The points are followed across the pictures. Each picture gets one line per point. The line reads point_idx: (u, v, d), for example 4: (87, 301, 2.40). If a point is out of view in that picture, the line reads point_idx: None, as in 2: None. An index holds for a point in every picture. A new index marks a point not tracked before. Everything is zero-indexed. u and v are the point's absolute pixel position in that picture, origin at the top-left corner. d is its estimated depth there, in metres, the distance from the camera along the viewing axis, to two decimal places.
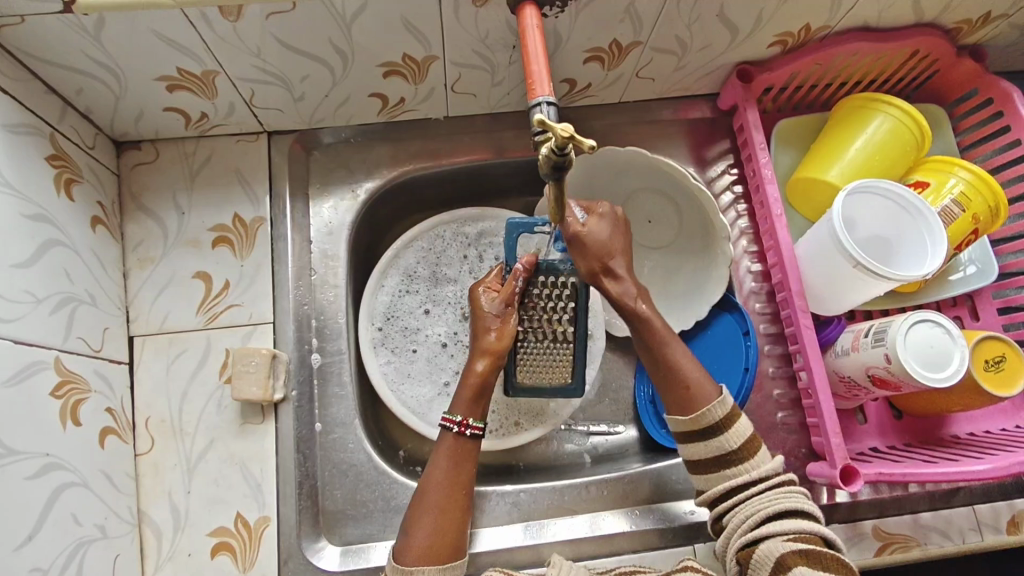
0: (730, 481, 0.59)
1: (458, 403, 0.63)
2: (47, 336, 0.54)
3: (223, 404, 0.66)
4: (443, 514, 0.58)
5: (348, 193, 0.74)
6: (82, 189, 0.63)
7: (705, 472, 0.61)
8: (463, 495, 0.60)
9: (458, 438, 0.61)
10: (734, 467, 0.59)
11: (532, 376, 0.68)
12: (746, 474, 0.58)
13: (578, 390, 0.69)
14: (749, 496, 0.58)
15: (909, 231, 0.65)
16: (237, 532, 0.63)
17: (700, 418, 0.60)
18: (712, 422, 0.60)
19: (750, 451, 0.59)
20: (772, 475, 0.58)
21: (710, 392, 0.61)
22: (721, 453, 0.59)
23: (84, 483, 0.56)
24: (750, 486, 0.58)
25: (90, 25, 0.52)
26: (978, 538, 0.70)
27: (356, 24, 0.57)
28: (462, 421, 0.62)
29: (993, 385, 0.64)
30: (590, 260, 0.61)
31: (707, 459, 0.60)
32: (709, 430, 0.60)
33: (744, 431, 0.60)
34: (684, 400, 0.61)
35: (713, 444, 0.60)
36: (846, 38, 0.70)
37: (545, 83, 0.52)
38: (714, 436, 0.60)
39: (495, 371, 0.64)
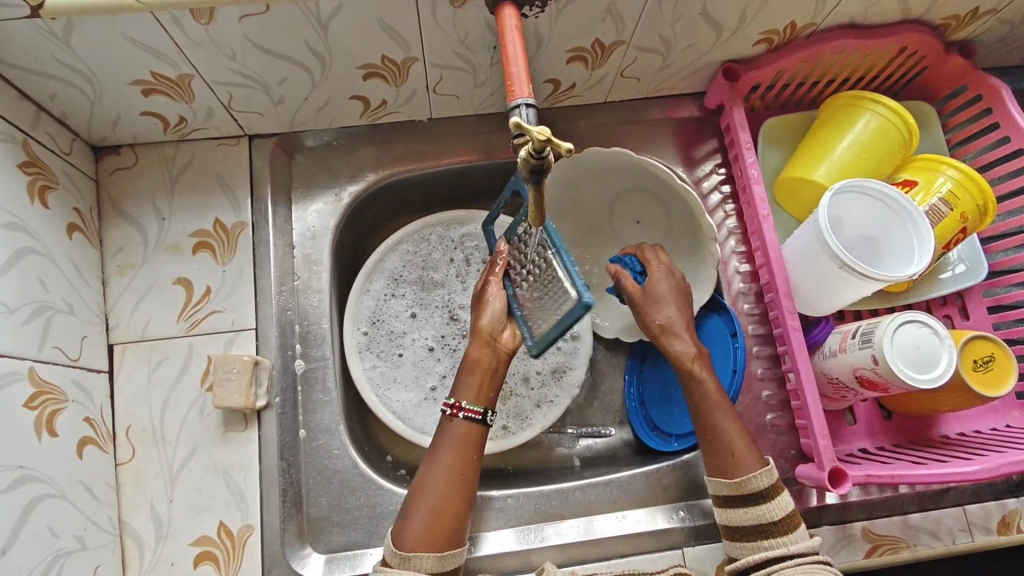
0: (766, 552, 0.57)
1: (461, 386, 0.60)
2: (20, 347, 0.53)
3: (204, 412, 0.65)
4: (444, 499, 0.57)
5: (332, 197, 0.74)
6: (58, 196, 0.62)
7: (740, 539, 0.59)
8: (467, 481, 0.58)
9: (450, 421, 0.59)
10: (771, 538, 0.57)
11: (541, 321, 0.57)
12: (784, 547, 0.56)
13: (583, 299, 0.50)
14: (780, 567, 0.55)
15: (897, 231, 0.64)
16: (221, 541, 0.63)
17: (744, 483, 0.59)
18: (755, 490, 0.58)
19: (789, 523, 0.57)
20: (807, 552, 0.56)
21: (753, 459, 0.60)
22: (758, 523, 0.58)
23: (60, 495, 0.55)
24: (784, 558, 0.56)
25: (59, 29, 0.51)
26: (968, 539, 0.69)
27: (332, 26, 0.56)
28: (455, 403, 0.60)
29: (982, 385, 0.63)
30: (650, 314, 0.66)
31: (746, 526, 0.58)
32: (752, 496, 0.58)
33: (787, 504, 0.58)
34: (729, 463, 0.60)
35: (752, 512, 0.58)
36: (832, 35, 0.69)
37: (524, 84, 0.51)
38: (756, 504, 0.58)
39: (485, 348, 0.61)
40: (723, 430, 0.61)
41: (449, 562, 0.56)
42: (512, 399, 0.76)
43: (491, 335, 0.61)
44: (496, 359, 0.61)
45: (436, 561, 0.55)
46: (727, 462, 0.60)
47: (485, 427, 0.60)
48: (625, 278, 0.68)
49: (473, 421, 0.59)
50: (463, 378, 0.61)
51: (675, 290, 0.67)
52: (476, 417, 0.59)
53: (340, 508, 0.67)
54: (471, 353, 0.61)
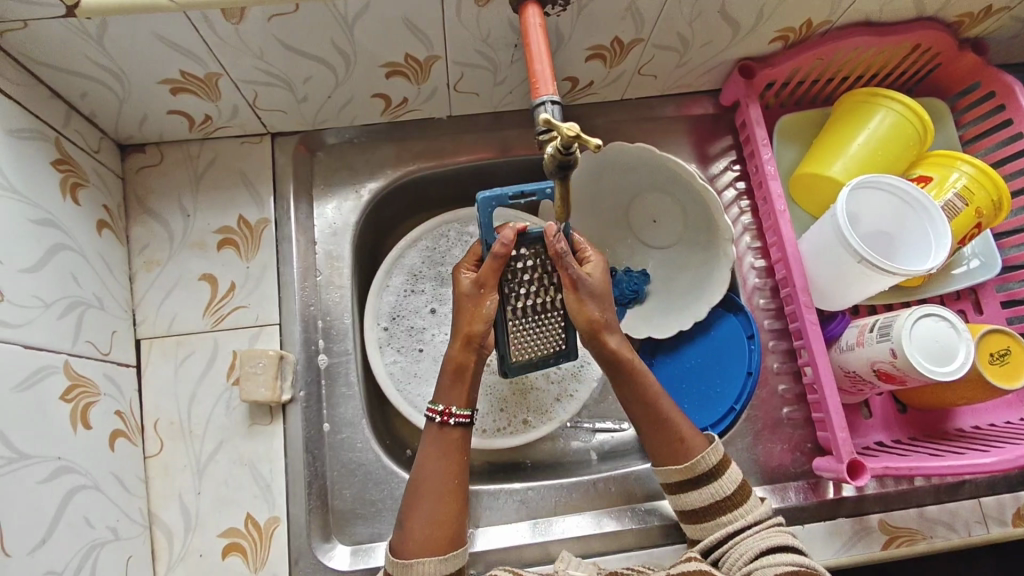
0: (724, 527, 0.59)
1: (440, 392, 0.61)
2: (56, 340, 0.54)
3: (231, 405, 0.66)
4: (439, 503, 0.58)
5: (353, 194, 0.75)
6: (88, 194, 0.63)
7: (699, 521, 0.61)
8: (457, 487, 0.59)
9: (442, 428, 0.59)
10: (730, 513, 0.59)
11: (525, 351, 0.62)
12: (742, 518, 0.58)
13: (572, 355, 0.65)
14: (744, 536, 0.57)
15: (912, 226, 0.65)
16: (248, 533, 0.64)
17: (694, 466, 0.60)
18: (706, 469, 0.60)
19: (741, 496, 0.60)
20: (764, 518, 0.58)
21: (699, 440, 0.62)
22: (713, 500, 0.60)
23: (95, 486, 0.56)
24: (742, 530, 0.58)
25: (93, 30, 0.52)
26: (984, 531, 0.70)
27: (358, 26, 0.57)
28: (444, 410, 0.60)
29: (998, 378, 0.64)
30: (585, 307, 0.60)
31: (703, 507, 0.60)
32: (702, 477, 0.60)
33: (736, 476, 0.60)
34: (681, 449, 0.61)
35: (706, 491, 0.60)
36: (848, 32, 0.70)
37: (549, 82, 0.52)
38: (708, 483, 0.60)
39: (471, 352, 0.60)
40: (671, 418, 0.62)
41: (452, 564, 0.56)
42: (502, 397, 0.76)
43: (477, 341, 0.60)
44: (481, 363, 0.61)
45: (439, 564, 0.55)
46: (679, 448, 0.61)
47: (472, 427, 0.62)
48: (571, 263, 0.59)
49: (463, 424, 0.60)
50: (450, 382, 0.61)
51: (603, 282, 0.61)
52: (465, 422, 0.60)
53: (364, 501, 0.68)
54: (455, 358, 0.60)
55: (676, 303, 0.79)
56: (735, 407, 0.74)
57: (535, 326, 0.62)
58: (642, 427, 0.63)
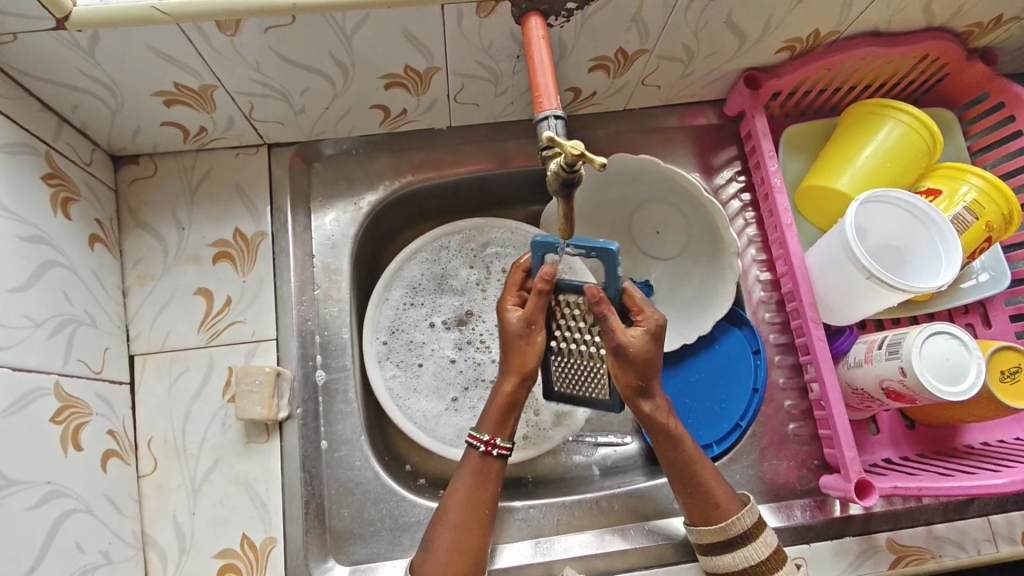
0: None
1: (484, 421, 0.59)
2: (46, 361, 0.53)
3: (226, 423, 0.65)
4: (462, 533, 0.56)
5: (351, 205, 0.73)
6: (80, 208, 0.61)
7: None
8: (485, 514, 0.58)
9: (484, 458, 0.58)
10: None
11: (568, 386, 0.62)
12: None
13: (616, 408, 0.61)
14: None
15: (922, 241, 0.64)
16: (244, 553, 0.62)
17: (729, 529, 0.59)
18: (740, 532, 0.59)
19: (776, 560, 0.58)
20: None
21: (735, 503, 0.60)
22: (745, 564, 0.58)
23: (86, 510, 0.55)
24: None
25: (84, 43, 0.51)
26: (993, 549, 0.69)
27: (356, 37, 0.56)
28: (489, 440, 0.58)
29: (1010, 396, 0.63)
30: (621, 372, 0.56)
31: (735, 571, 0.59)
32: (737, 540, 0.59)
33: (771, 540, 0.59)
34: (717, 513, 0.60)
35: (739, 555, 0.59)
36: (855, 42, 0.68)
37: (552, 97, 0.51)
38: (741, 546, 0.59)
39: (522, 389, 0.58)
40: (706, 483, 0.60)
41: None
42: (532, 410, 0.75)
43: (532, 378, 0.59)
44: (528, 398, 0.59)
45: None
46: (716, 511, 0.60)
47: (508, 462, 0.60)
48: (612, 324, 0.54)
49: (505, 457, 0.59)
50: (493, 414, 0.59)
51: (649, 347, 0.56)
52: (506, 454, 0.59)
53: (363, 520, 0.66)
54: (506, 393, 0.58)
55: (681, 316, 0.77)
56: (740, 424, 0.73)
57: (579, 369, 0.60)
58: (676, 489, 0.61)
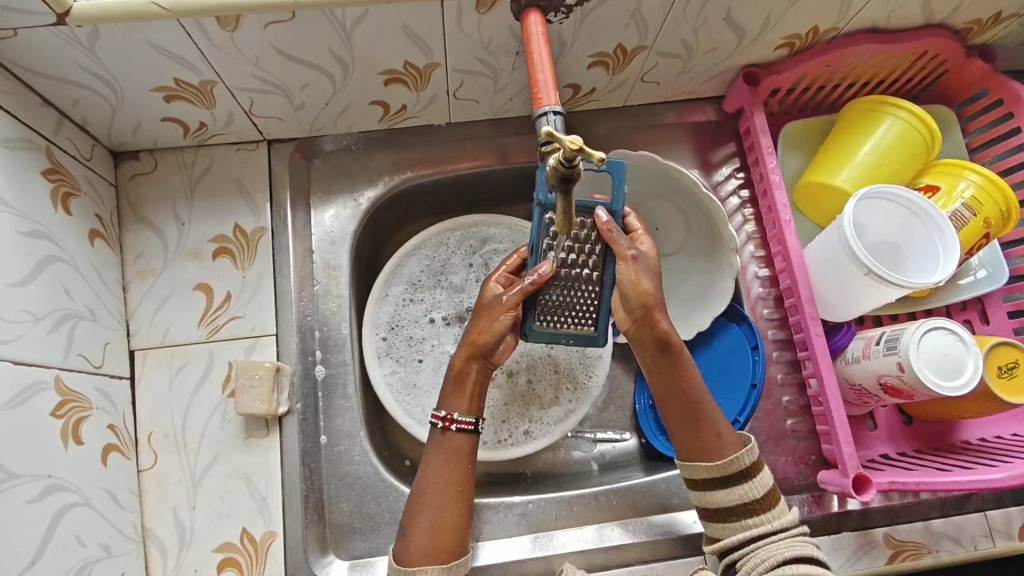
0: (751, 531, 0.57)
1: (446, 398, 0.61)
2: (46, 355, 0.53)
3: (226, 418, 0.65)
4: (441, 512, 0.57)
5: (350, 201, 0.73)
6: (80, 203, 0.62)
7: (720, 520, 0.58)
8: (461, 494, 0.58)
9: (444, 434, 0.59)
10: (756, 517, 0.57)
11: (551, 321, 0.62)
12: (768, 523, 0.57)
13: (601, 341, 0.63)
14: (766, 543, 0.56)
15: (920, 237, 0.64)
16: (244, 547, 0.63)
17: (727, 465, 0.58)
18: (739, 470, 0.58)
19: (771, 500, 0.58)
20: (791, 527, 0.57)
21: (735, 440, 0.60)
22: (741, 502, 0.57)
23: (87, 503, 0.55)
24: (770, 535, 0.56)
25: (84, 38, 0.51)
26: (990, 545, 0.69)
27: (356, 33, 0.56)
28: (446, 415, 0.60)
29: (1007, 392, 0.63)
30: (639, 282, 0.58)
31: (730, 507, 0.58)
32: (734, 477, 0.58)
33: (769, 480, 0.58)
34: (717, 445, 0.59)
35: (735, 491, 0.57)
36: (854, 39, 0.68)
37: (551, 92, 0.51)
38: (739, 483, 0.58)
39: (474, 362, 0.61)
40: (709, 411, 0.60)
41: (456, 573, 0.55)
42: (536, 406, 0.76)
43: (483, 350, 0.61)
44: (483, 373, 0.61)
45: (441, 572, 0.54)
46: (715, 444, 0.59)
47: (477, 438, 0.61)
48: (623, 241, 0.58)
49: (467, 432, 0.60)
50: (453, 389, 0.61)
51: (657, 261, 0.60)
52: (468, 428, 0.60)
53: (362, 514, 0.67)
54: (458, 365, 0.61)
55: (680, 313, 0.77)
56: (739, 420, 0.72)
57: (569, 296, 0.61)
58: (676, 418, 0.60)
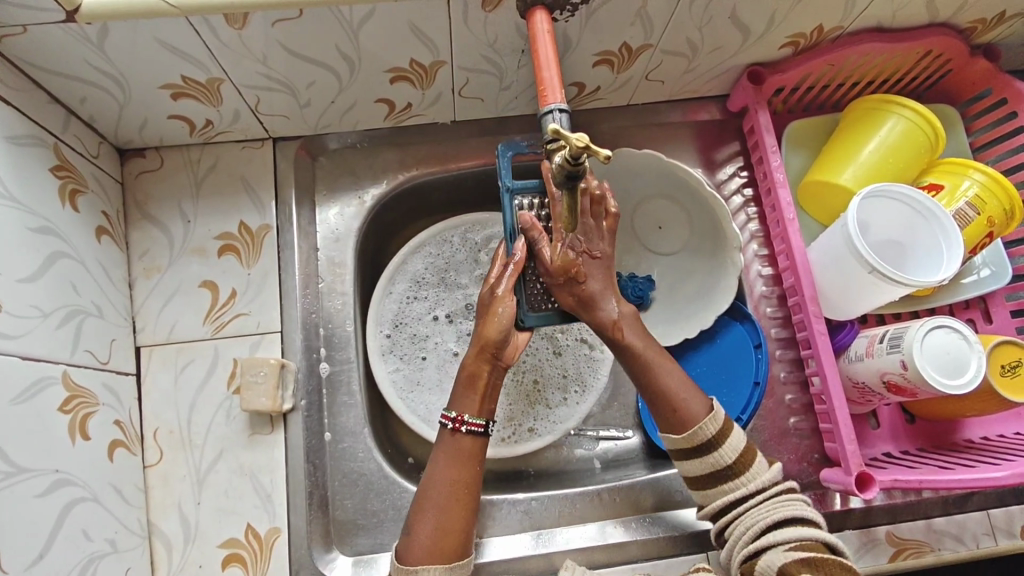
0: (729, 496, 0.58)
1: (456, 399, 0.60)
2: (54, 351, 0.54)
3: (231, 415, 0.65)
4: (446, 513, 0.56)
5: (355, 199, 0.74)
6: (87, 200, 0.62)
7: (702, 488, 0.60)
8: (468, 495, 0.58)
9: (455, 435, 0.58)
10: (731, 482, 0.58)
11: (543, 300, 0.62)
12: (744, 488, 0.58)
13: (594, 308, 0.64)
14: (748, 509, 0.58)
15: (924, 235, 0.65)
16: (248, 543, 0.63)
17: (694, 436, 0.58)
18: (704, 440, 0.58)
19: (743, 463, 0.58)
20: (768, 486, 0.58)
21: (699, 407, 0.60)
22: (713, 470, 0.58)
23: (94, 498, 0.55)
24: (748, 501, 0.58)
25: (93, 35, 0.51)
26: (992, 543, 0.69)
27: (363, 31, 0.56)
28: (456, 417, 0.59)
29: (1010, 390, 0.64)
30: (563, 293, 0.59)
31: (705, 476, 0.59)
32: (701, 448, 0.58)
33: (737, 445, 0.58)
34: (679, 420, 0.59)
35: (706, 461, 0.58)
36: (857, 39, 0.69)
37: (557, 90, 0.51)
38: (708, 454, 0.58)
39: (486, 363, 0.60)
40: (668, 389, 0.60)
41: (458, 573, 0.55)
42: (542, 403, 0.76)
43: (492, 350, 0.60)
44: (494, 374, 0.60)
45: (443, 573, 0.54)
46: (681, 416, 0.59)
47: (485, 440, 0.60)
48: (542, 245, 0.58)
49: (476, 434, 0.59)
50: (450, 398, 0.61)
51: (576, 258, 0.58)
52: (479, 431, 0.59)
53: (366, 511, 0.67)
54: (470, 367, 0.60)
55: (684, 312, 0.77)
56: (742, 418, 0.72)
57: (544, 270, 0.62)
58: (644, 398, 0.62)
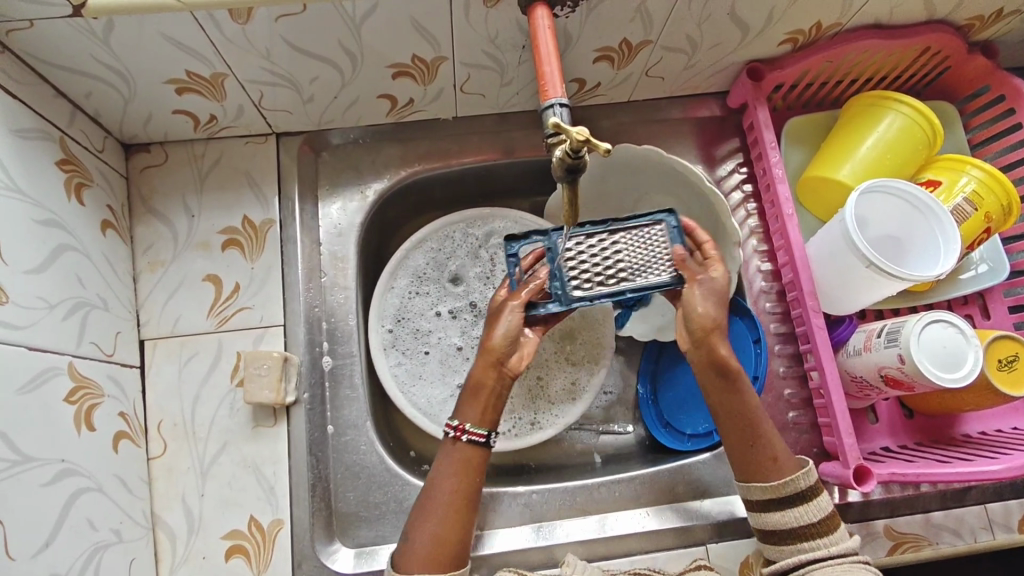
0: (804, 554, 0.56)
1: (466, 408, 0.60)
2: (60, 342, 0.54)
3: (235, 407, 0.66)
4: (444, 521, 0.56)
5: (358, 193, 0.74)
6: (93, 194, 0.63)
7: (776, 542, 0.58)
8: (468, 503, 0.58)
9: (456, 444, 0.59)
10: (810, 541, 0.56)
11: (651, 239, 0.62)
12: (823, 548, 0.56)
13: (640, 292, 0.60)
14: (819, 566, 0.55)
15: (921, 230, 0.65)
16: (251, 535, 0.63)
17: (783, 487, 0.58)
18: (795, 492, 0.57)
19: (828, 526, 0.57)
20: (847, 553, 0.56)
21: (791, 462, 0.59)
22: (797, 525, 0.57)
23: (99, 488, 0.56)
24: (824, 559, 0.55)
25: (99, 29, 0.51)
26: (989, 537, 0.70)
27: (365, 26, 0.56)
28: (459, 425, 0.60)
29: (1007, 384, 0.64)
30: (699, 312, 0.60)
31: (786, 529, 0.57)
32: (789, 499, 0.57)
33: (825, 505, 0.57)
34: (771, 468, 0.58)
35: (791, 514, 0.57)
36: (856, 35, 0.69)
37: (557, 84, 0.51)
38: (793, 506, 0.57)
39: (491, 370, 0.60)
40: (766, 433, 0.59)
41: None
42: (543, 397, 0.76)
43: (498, 359, 0.61)
44: (500, 384, 0.61)
45: None
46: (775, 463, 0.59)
47: (487, 450, 0.60)
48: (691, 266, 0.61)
49: (477, 444, 0.59)
50: (466, 400, 0.61)
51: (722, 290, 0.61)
52: (479, 441, 0.59)
53: (368, 503, 0.68)
54: (476, 375, 0.61)
55: None
56: None
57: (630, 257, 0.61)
58: (734, 444, 0.60)
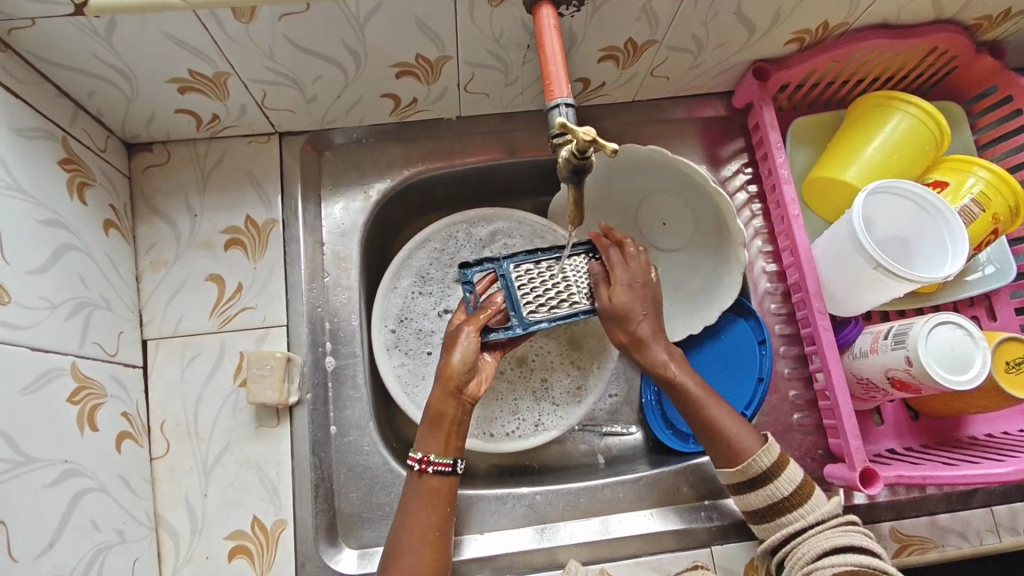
0: (785, 529, 0.57)
1: (427, 438, 0.60)
2: (63, 343, 0.54)
3: (237, 408, 0.66)
4: (418, 556, 0.56)
5: (361, 193, 0.74)
6: (95, 193, 0.62)
7: (761, 521, 0.59)
8: (440, 538, 0.58)
9: (422, 476, 0.58)
10: (789, 514, 0.57)
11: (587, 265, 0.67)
12: (802, 519, 0.57)
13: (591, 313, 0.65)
14: (804, 538, 0.56)
15: (930, 231, 0.64)
16: (255, 536, 0.63)
17: (748, 469, 0.58)
18: (759, 472, 0.58)
19: (804, 493, 0.57)
20: (828, 517, 0.57)
21: (753, 440, 0.59)
22: (771, 502, 0.58)
23: (101, 489, 0.56)
24: (807, 528, 0.57)
25: (101, 27, 0.51)
26: (995, 540, 0.69)
27: (369, 24, 0.56)
28: (423, 458, 0.59)
29: (1014, 386, 0.63)
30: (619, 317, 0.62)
31: (762, 508, 0.58)
32: (757, 479, 0.58)
33: (794, 477, 0.57)
34: (731, 454, 0.59)
35: (763, 493, 0.58)
36: (862, 35, 0.69)
37: (562, 84, 0.51)
38: (764, 485, 0.58)
39: (451, 400, 0.60)
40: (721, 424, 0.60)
41: None
42: (547, 399, 0.75)
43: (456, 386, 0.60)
44: (461, 412, 0.61)
45: None
46: (734, 450, 0.59)
47: (456, 478, 0.60)
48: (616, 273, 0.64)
49: (444, 473, 0.59)
50: (428, 431, 0.60)
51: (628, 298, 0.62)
52: (446, 470, 0.59)
53: (371, 504, 0.67)
54: (436, 403, 0.60)
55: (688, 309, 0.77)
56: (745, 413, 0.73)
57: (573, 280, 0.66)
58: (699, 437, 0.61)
